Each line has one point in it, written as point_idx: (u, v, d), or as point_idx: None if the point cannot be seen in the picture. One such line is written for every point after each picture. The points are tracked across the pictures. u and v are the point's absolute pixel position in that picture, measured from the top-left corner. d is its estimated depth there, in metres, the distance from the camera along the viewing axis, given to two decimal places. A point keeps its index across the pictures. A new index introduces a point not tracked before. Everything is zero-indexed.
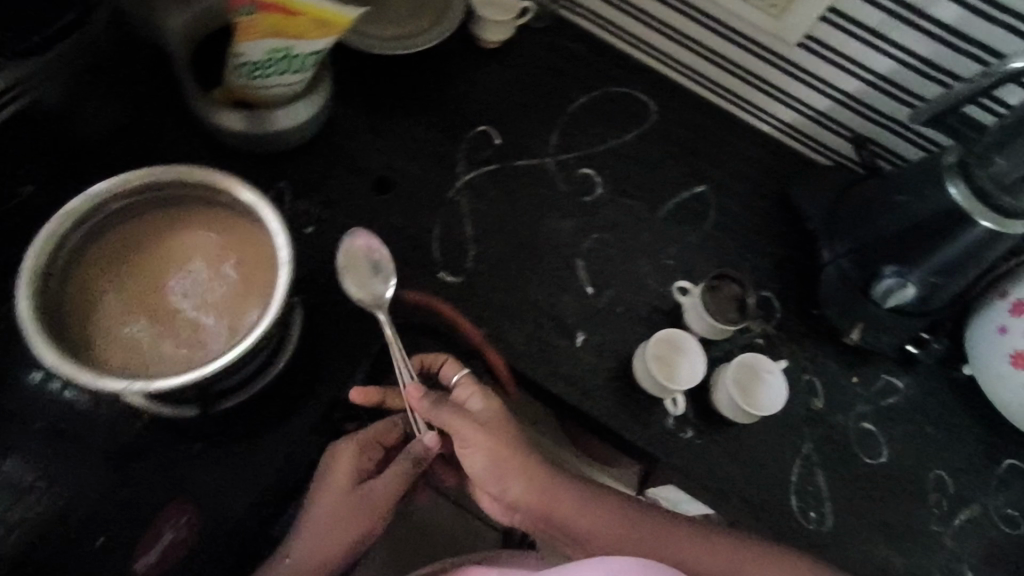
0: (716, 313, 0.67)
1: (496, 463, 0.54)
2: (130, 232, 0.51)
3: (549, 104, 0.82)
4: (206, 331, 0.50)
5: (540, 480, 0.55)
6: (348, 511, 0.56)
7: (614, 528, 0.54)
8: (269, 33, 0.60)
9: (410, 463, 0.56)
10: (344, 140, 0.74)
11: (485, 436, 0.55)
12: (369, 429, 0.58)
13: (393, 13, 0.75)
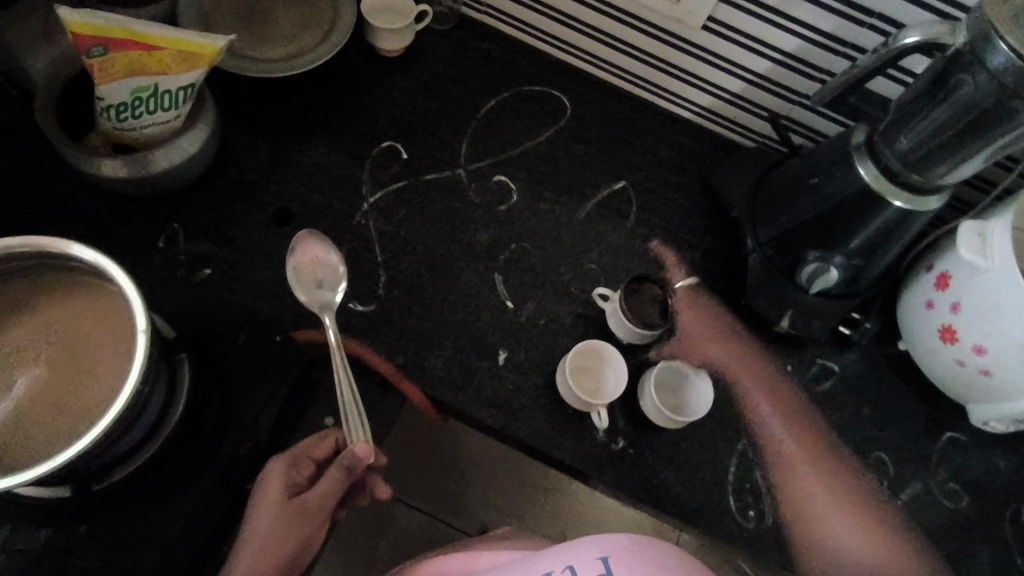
0: (635, 317, 0.66)
1: (723, 342, 0.70)
2: None
3: (458, 110, 0.78)
4: (69, 408, 0.47)
5: (750, 367, 0.70)
6: (284, 524, 0.50)
7: (810, 440, 0.65)
8: (129, 73, 0.56)
9: (344, 471, 0.51)
10: (238, 172, 0.70)
11: (700, 315, 0.72)
12: (300, 443, 0.54)
13: (276, 33, 0.71)
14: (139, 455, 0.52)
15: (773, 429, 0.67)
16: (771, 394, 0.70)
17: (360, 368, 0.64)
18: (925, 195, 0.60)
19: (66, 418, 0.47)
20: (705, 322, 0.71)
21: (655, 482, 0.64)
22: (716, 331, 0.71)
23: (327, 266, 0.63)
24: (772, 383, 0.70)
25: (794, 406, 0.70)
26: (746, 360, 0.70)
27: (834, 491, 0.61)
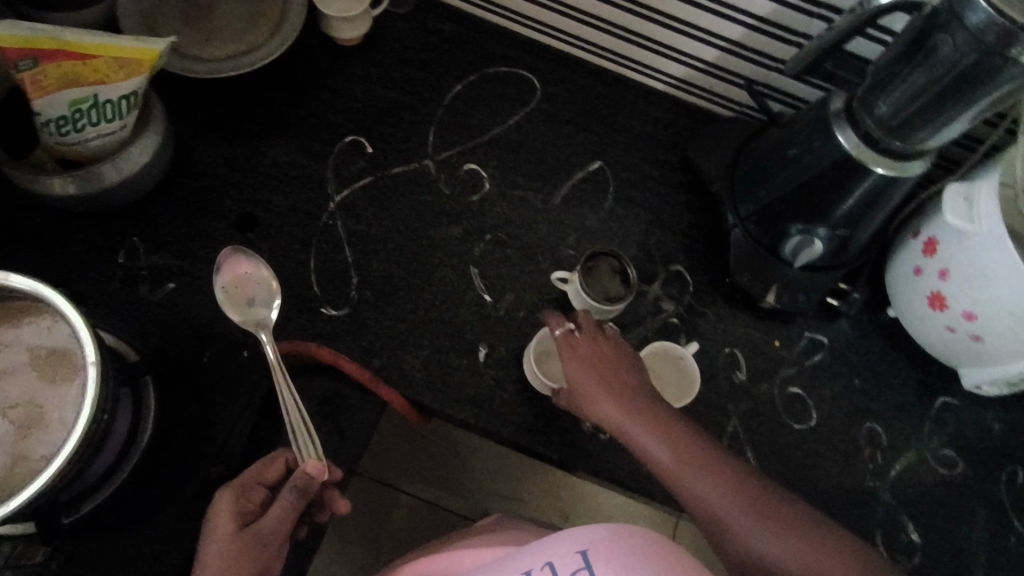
0: (593, 291, 0.64)
1: (615, 379, 0.57)
2: None
3: (422, 98, 0.74)
4: (19, 448, 0.45)
5: (633, 399, 0.55)
6: (241, 556, 0.48)
7: (685, 446, 0.52)
8: (65, 84, 0.53)
9: (300, 493, 0.51)
10: (195, 180, 0.67)
11: (583, 356, 0.59)
12: (247, 469, 0.52)
13: (223, 32, 0.67)
14: (112, 481, 0.51)
15: (662, 452, 0.52)
16: (655, 425, 0.53)
17: (337, 375, 0.63)
18: (906, 161, 0.58)
19: (17, 459, 0.45)
20: (585, 360, 0.58)
21: (645, 470, 0.63)
22: (606, 368, 0.57)
23: (256, 281, 0.61)
24: (654, 409, 0.55)
25: (687, 437, 0.52)
26: (629, 392, 0.56)
27: (718, 482, 0.49)
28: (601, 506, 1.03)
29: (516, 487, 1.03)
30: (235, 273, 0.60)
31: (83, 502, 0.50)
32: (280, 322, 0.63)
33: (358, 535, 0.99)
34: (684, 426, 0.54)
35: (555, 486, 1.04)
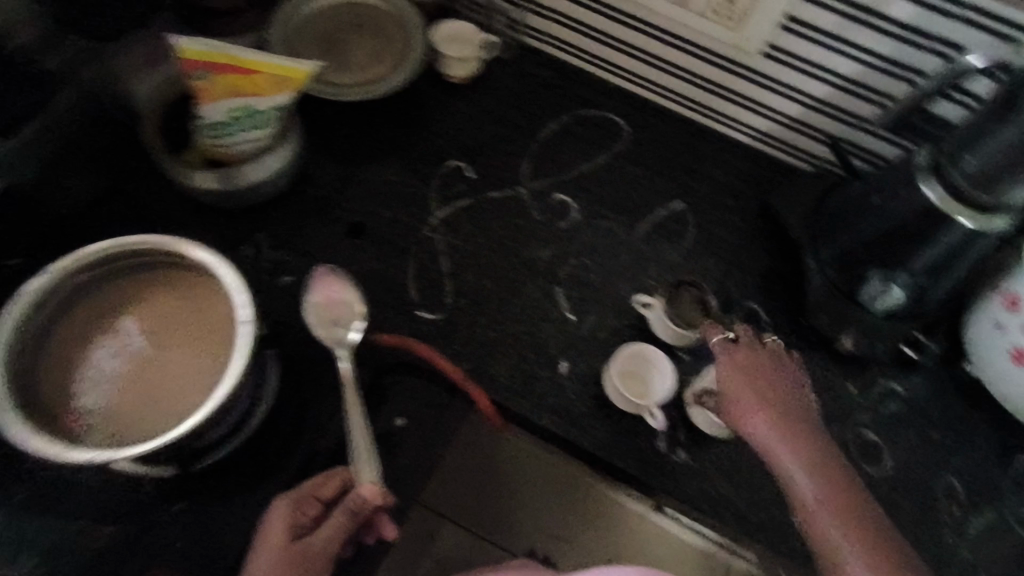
0: (678, 318, 0.67)
1: (761, 386, 0.58)
2: (107, 298, 0.55)
3: (518, 134, 0.81)
4: (173, 396, 0.52)
5: (784, 407, 0.57)
6: (286, 568, 0.52)
7: (833, 489, 0.53)
8: (228, 93, 0.61)
9: (350, 513, 0.55)
10: (313, 188, 0.74)
11: (746, 359, 0.60)
12: (307, 482, 0.56)
13: (352, 64, 0.76)
14: (229, 439, 0.58)
15: (802, 482, 0.54)
16: (791, 440, 0.55)
17: (427, 373, 0.67)
18: (990, 214, 0.59)
19: (171, 403, 0.52)
20: (747, 366, 0.59)
21: (717, 496, 0.64)
22: (755, 371, 0.59)
23: (344, 307, 0.64)
24: (801, 419, 0.57)
25: (816, 453, 0.55)
26: (778, 405, 0.57)
27: (859, 526, 0.51)
28: (651, 553, 1.02)
29: (567, 526, 1.03)
30: (325, 295, 0.64)
31: (203, 456, 0.57)
32: (379, 322, 0.68)
33: (408, 555, 1.00)
34: (838, 465, 0.55)
35: (607, 528, 1.04)
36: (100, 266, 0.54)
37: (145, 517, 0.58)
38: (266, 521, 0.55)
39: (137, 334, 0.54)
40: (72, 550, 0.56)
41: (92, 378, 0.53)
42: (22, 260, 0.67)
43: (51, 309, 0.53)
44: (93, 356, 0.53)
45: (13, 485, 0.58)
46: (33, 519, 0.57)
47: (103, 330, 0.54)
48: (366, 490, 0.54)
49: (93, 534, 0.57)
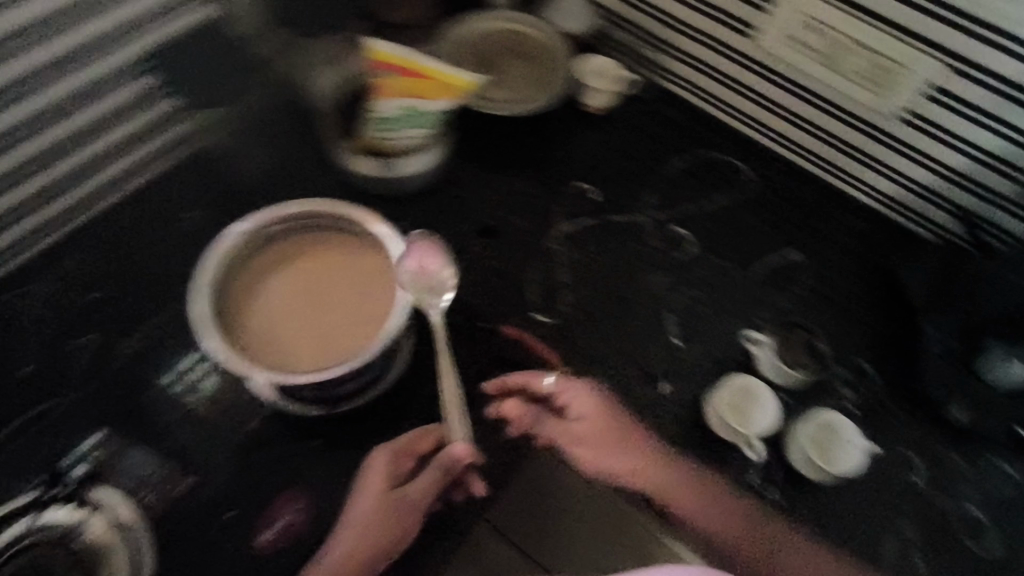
0: (786, 358, 0.71)
1: (585, 418, 0.67)
2: (286, 248, 0.62)
3: (645, 166, 0.85)
4: (328, 341, 0.58)
5: (617, 437, 0.66)
6: (385, 513, 0.57)
7: (715, 496, 0.64)
8: (405, 93, 0.69)
9: (442, 470, 0.59)
10: (453, 189, 0.80)
11: (582, 397, 0.68)
12: (402, 437, 0.60)
13: (504, 82, 0.83)
14: (363, 394, 0.62)
15: (681, 491, 0.64)
16: (627, 462, 0.66)
17: (535, 372, 0.71)
18: None
19: (326, 346, 0.58)
20: (592, 406, 0.67)
21: (808, 541, 0.64)
22: (582, 407, 0.67)
23: (437, 275, 0.62)
24: (661, 448, 0.67)
25: (668, 468, 0.65)
26: (619, 435, 0.67)
27: (763, 530, 0.63)
28: None
29: None
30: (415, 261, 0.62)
31: (344, 400, 0.61)
32: (497, 316, 0.73)
33: None
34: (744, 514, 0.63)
35: None
36: (290, 220, 0.61)
37: (267, 461, 0.61)
38: (366, 468, 0.60)
39: (304, 283, 0.61)
40: (203, 479, 0.60)
41: (261, 312, 0.59)
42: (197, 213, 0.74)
43: (243, 252, 0.61)
44: (266, 294, 0.60)
45: (155, 409, 0.63)
46: (169, 443, 0.62)
47: (277, 274, 0.61)
48: (458, 449, 0.58)
49: (220, 464, 0.61)
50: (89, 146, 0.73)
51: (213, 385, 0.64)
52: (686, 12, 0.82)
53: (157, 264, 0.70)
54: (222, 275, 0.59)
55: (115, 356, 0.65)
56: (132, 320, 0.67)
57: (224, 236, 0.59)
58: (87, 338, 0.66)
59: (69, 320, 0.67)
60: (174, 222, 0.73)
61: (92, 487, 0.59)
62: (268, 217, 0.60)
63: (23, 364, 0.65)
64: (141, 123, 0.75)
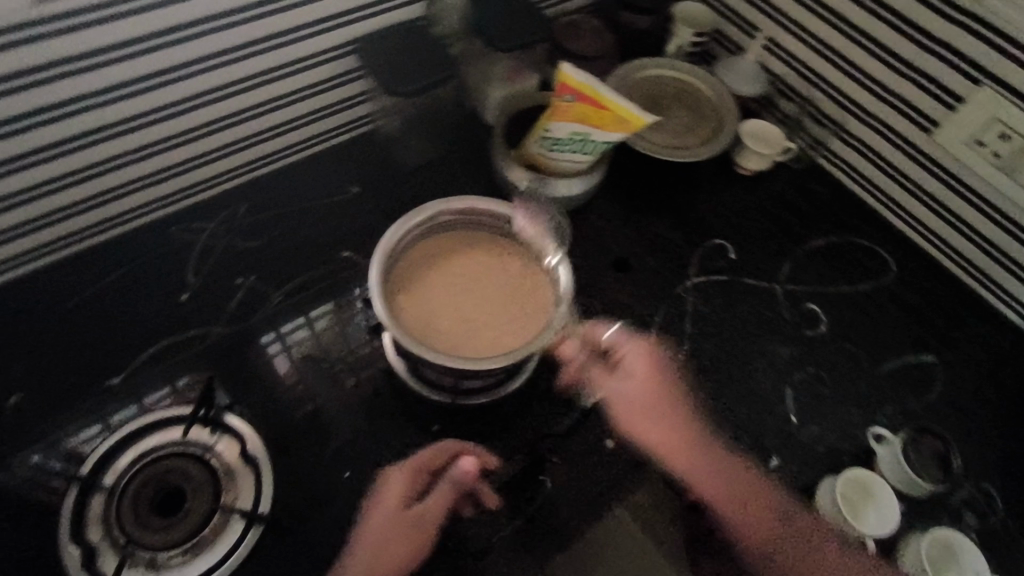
0: (918, 468, 0.66)
1: (638, 382, 0.65)
2: (456, 237, 0.65)
3: (787, 239, 0.84)
4: (472, 335, 0.59)
5: (665, 407, 0.65)
6: (398, 529, 0.55)
7: (746, 496, 0.62)
8: (578, 119, 0.69)
9: (455, 485, 0.57)
10: (595, 218, 0.82)
11: (643, 360, 0.66)
12: (416, 454, 0.59)
13: (666, 129, 0.83)
14: (486, 394, 0.64)
15: (709, 479, 0.62)
16: (668, 436, 0.63)
17: None
18: None
19: (468, 338, 0.59)
20: (647, 368, 0.66)
21: None
22: (642, 371, 0.65)
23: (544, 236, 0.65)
24: (693, 426, 0.65)
25: (705, 453, 0.63)
26: (668, 410, 0.65)
27: (796, 547, 0.60)
28: None
29: None
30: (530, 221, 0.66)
31: (470, 394, 0.64)
32: None
33: None
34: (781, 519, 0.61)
35: None
36: (469, 212, 0.64)
37: (388, 434, 0.62)
38: (381, 487, 0.58)
39: (463, 273, 0.63)
40: (326, 437, 0.61)
41: (420, 286, 0.61)
42: (358, 189, 0.79)
43: (422, 227, 0.63)
44: (428, 271, 0.62)
45: (288, 360, 0.65)
46: (290, 395, 0.63)
47: (443, 257, 0.63)
48: (467, 462, 0.58)
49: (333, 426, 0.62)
50: (267, 118, 0.72)
51: (350, 351, 0.66)
52: (863, 95, 0.81)
53: (317, 229, 0.75)
54: (402, 242, 0.62)
55: (267, 304, 0.69)
56: (283, 274, 0.71)
57: (411, 211, 0.61)
58: (243, 280, 0.70)
59: (233, 260, 0.71)
60: (340, 194, 0.77)
61: (229, 413, 0.60)
62: (452, 205, 0.62)
63: (183, 289, 0.69)
64: (318, 104, 0.75)
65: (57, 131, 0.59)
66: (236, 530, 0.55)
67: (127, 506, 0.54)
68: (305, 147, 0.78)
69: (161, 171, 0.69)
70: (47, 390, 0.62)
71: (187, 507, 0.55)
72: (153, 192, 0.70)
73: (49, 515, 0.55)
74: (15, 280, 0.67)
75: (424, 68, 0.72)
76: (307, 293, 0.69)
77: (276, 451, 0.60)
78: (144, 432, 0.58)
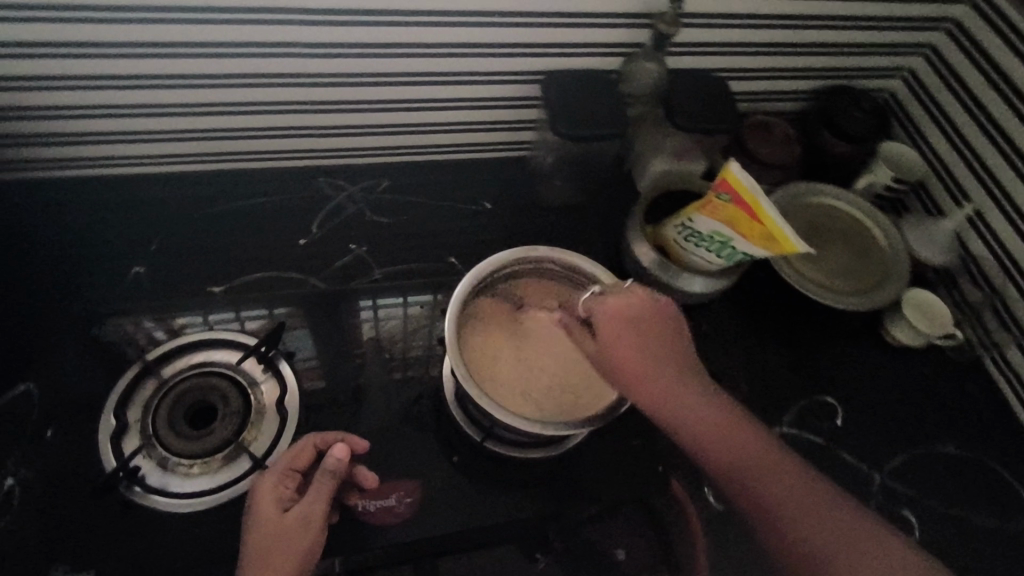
0: None
1: (619, 339, 0.54)
2: (552, 288, 0.63)
3: (912, 430, 0.73)
4: (522, 388, 0.57)
5: (655, 361, 0.53)
6: (285, 536, 0.50)
7: (754, 452, 0.50)
8: (724, 221, 0.63)
9: (331, 477, 0.53)
10: (704, 322, 0.76)
11: (622, 313, 0.55)
12: (279, 457, 0.54)
13: (822, 264, 0.76)
14: (511, 449, 0.59)
15: (713, 437, 0.51)
16: (661, 400, 0.52)
17: None
18: None
19: (517, 389, 0.57)
20: (629, 322, 0.54)
21: None
22: (621, 328, 0.54)
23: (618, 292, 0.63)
24: (684, 375, 0.53)
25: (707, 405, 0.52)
26: (657, 355, 0.53)
27: (823, 520, 0.48)
28: None
29: None
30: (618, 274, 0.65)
31: (496, 439, 0.59)
32: (674, 463, 0.63)
33: None
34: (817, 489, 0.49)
35: None
36: (573, 269, 0.62)
37: (411, 444, 0.61)
38: (250, 499, 0.53)
39: (544, 324, 0.61)
40: (356, 420, 0.62)
41: (499, 320, 0.61)
42: (490, 206, 0.80)
43: (525, 265, 0.63)
44: (512, 309, 0.61)
45: (356, 335, 0.67)
46: (343, 367, 0.65)
47: (531, 302, 0.62)
48: (338, 451, 0.53)
49: (366, 413, 0.62)
50: (436, 114, 0.75)
51: (415, 350, 0.67)
52: None
53: (437, 227, 0.77)
54: (501, 270, 0.62)
55: (365, 277, 0.72)
56: (390, 256, 0.74)
57: (520, 246, 0.61)
58: (355, 247, 0.74)
59: (355, 226, 0.76)
60: (472, 205, 0.80)
61: (284, 361, 0.63)
62: (560, 256, 0.61)
63: (303, 235, 0.74)
64: (485, 116, 0.77)
65: (259, 66, 0.65)
66: (241, 467, 0.56)
67: (164, 406, 0.58)
68: (459, 150, 0.81)
69: (326, 128, 0.74)
70: (164, 274, 0.69)
71: (210, 429, 0.58)
72: (317, 141, 0.75)
73: (112, 382, 0.60)
74: (179, 176, 0.75)
75: (595, 113, 0.71)
76: (402, 284, 0.71)
77: (308, 412, 0.61)
78: (213, 346, 0.63)
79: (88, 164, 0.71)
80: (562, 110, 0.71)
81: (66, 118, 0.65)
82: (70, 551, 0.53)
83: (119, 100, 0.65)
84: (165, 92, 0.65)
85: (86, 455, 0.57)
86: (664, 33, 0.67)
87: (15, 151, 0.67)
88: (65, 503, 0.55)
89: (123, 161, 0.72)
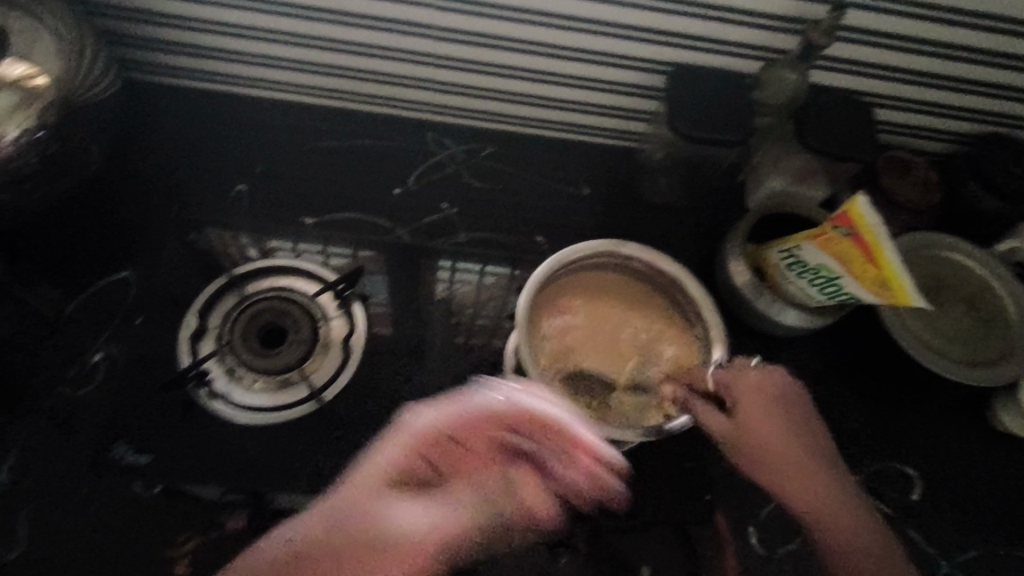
0: None
1: (756, 414, 0.52)
2: (637, 291, 0.61)
3: (997, 528, 0.66)
4: (580, 385, 0.56)
5: (781, 428, 0.53)
6: (390, 530, 0.45)
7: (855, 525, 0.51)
8: (837, 256, 0.58)
9: (491, 495, 0.48)
10: (787, 357, 0.71)
11: (762, 389, 0.54)
12: (440, 418, 0.49)
13: (934, 324, 0.69)
14: None
15: (823, 509, 0.51)
16: (776, 458, 0.52)
17: None
18: None
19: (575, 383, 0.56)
20: (766, 399, 0.53)
21: None
22: (758, 405, 0.53)
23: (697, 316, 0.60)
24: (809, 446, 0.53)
25: (817, 475, 0.52)
26: (786, 424, 0.53)
27: None
28: None
29: None
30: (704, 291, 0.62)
31: None
32: (722, 495, 0.60)
33: None
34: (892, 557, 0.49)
35: None
36: (662, 276, 0.59)
37: None
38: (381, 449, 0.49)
39: (619, 325, 0.60)
40: (412, 375, 0.62)
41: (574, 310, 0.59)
42: (585, 191, 0.78)
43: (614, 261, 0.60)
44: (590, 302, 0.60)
45: (428, 291, 0.67)
46: (410, 321, 0.65)
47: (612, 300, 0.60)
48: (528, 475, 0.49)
49: (422, 370, 0.63)
50: (553, 89, 0.73)
51: (482, 321, 0.66)
52: None
53: (529, 202, 0.76)
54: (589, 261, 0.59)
55: (449, 238, 0.71)
56: (476, 222, 0.73)
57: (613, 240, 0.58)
58: (445, 207, 0.73)
59: (448, 184, 0.75)
60: (568, 187, 0.78)
61: (358, 303, 0.64)
62: (652, 260, 0.58)
63: (399, 184, 0.74)
64: (604, 100, 0.75)
65: (393, 10, 0.65)
66: (300, 393, 0.59)
67: (241, 319, 0.61)
68: (568, 130, 0.79)
69: (443, 84, 0.74)
70: (265, 195, 0.72)
71: (279, 351, 0.60)
72: (432, 95, 0.75)
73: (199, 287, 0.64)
74: (295, 107, 0.77)
75: (720, 116, 0.66)
76: (481, 253, 0.70)
77: (370, 356, 0.62)
78: (296, 275, 0.65)
79: (219, 80, 0.75)
80: (686, 105, 0.67)
81: (209, 32, 0.68)
82: (130, 433, 0.57)
83: (257, 22, 0.67)
84: (301, 21, 0.66)
85: (162, 348, 0.60)
86: (816, 44, 0.61)
87: (158, 56, 0.71)
88: (133, 390, 0.58)
89: (249, 82, 0.75)
